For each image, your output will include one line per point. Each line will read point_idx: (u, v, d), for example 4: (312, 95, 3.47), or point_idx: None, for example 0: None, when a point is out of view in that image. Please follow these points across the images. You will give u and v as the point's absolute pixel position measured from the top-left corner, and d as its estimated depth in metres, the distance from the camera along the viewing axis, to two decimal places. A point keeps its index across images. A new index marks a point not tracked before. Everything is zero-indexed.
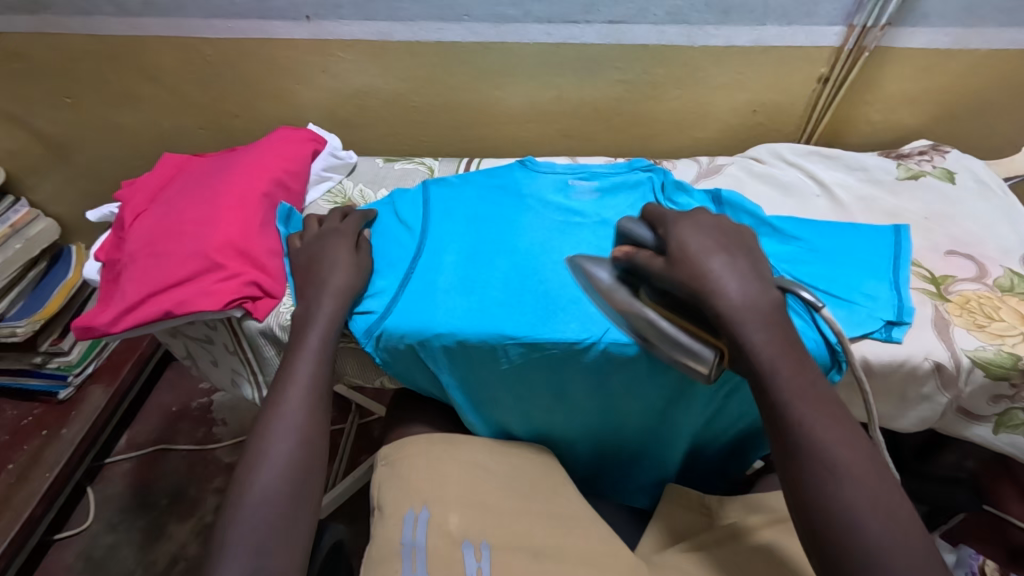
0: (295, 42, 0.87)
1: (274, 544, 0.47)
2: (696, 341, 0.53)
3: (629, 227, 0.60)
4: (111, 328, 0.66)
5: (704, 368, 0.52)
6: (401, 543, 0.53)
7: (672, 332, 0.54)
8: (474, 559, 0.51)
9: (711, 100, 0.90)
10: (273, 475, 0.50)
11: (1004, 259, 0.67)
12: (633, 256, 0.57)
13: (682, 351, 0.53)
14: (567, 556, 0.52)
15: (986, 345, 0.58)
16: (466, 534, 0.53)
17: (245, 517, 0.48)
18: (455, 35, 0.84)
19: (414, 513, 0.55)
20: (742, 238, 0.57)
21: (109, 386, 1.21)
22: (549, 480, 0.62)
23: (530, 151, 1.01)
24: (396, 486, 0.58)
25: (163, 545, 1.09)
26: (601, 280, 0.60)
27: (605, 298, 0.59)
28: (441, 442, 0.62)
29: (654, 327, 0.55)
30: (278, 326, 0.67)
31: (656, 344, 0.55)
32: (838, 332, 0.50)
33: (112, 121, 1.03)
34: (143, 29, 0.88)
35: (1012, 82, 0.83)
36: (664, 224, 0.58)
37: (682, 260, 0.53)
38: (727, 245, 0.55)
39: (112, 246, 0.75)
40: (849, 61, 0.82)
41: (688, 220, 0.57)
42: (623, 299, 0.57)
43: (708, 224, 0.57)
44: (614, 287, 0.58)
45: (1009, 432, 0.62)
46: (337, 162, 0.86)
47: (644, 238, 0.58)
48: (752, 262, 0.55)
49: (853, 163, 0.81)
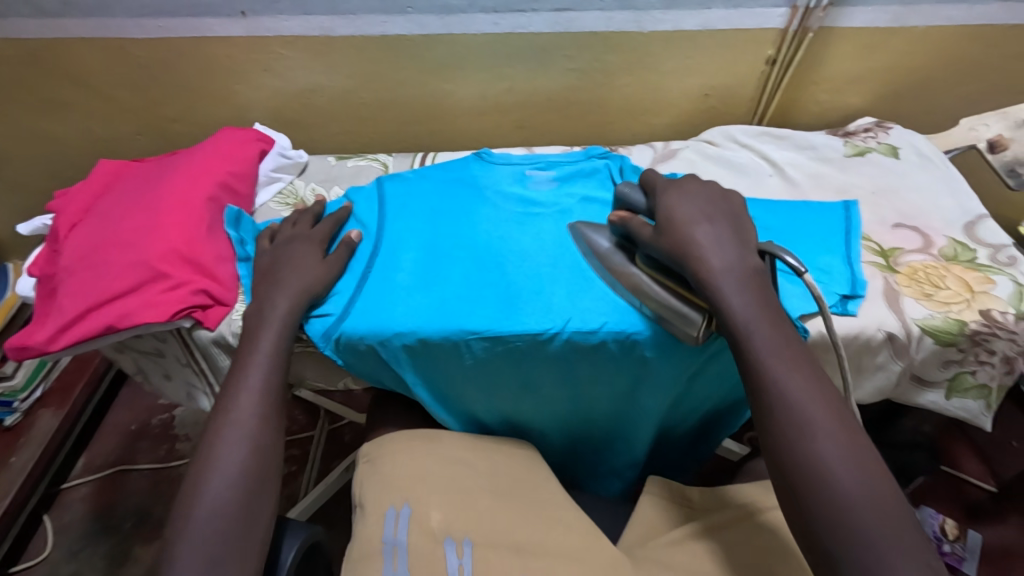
0: (232, 40, 0.84)
1: (231, 555, 0.45)
2: (682, 303, 0.55)
3: (627, 194, 0.63)
4: (49, 347, 0.63)
5: (692, 330, 0.54)
6: (383, 541, 0.51)
7: (662, 296, 0.56)
8: (455, 555, 0.50)
9: (663, 86, 0.90)
10: (223, 486, 0.48)
11: (948, 229, 0.69)
12: (625, 221, 0.59)
13: (670, 313, 0.55)
14: (548, 553, 0.52)
15: (934, 313, 0.60)
16: (448, 530, 0.52)
17: (197, 532, 0.46)
18: (400, 28, 0.82)
19: (396, 509, 0.54)
20: (729, 205, 0.58)
21: (60, 409, 1.15)
22: (532, 475, 0.61)
23: (485, 144, 1.00)
24: (376, 483, 0.57)
25: (128, 569, 1.05)
26: (599, 247, 0.62)
27: (603, 262, 0.61)
28: (421, 436, 0.61)
29: (646, 291, 0.57)
30: (231, 334, 0.64)
31: (647, 306, 0.57)
32: (819, 296, 0.50)
33: (41, 130, 0.98)
34: (66, 31, 0.83)
35: (948, 59, 0.86)
36: (655, 193, 0.60)
37: (669, 229, 0.55)
38: (713, 212, 0.57)
39: (46, 260, 0.71)
40: (795, 42, 0.83)
41: (676, 188, 0.59)
42: (618, 265, 0.60)
43: (695, 193, 0.59)
44: (612, 252, 0.61)
45: (961, 397, 0.65)
46: (286, 162, 0.83)
47: (638, 205, 0.61)
48: (735, 229, 0.56)
49: (801, 142, 0.82)
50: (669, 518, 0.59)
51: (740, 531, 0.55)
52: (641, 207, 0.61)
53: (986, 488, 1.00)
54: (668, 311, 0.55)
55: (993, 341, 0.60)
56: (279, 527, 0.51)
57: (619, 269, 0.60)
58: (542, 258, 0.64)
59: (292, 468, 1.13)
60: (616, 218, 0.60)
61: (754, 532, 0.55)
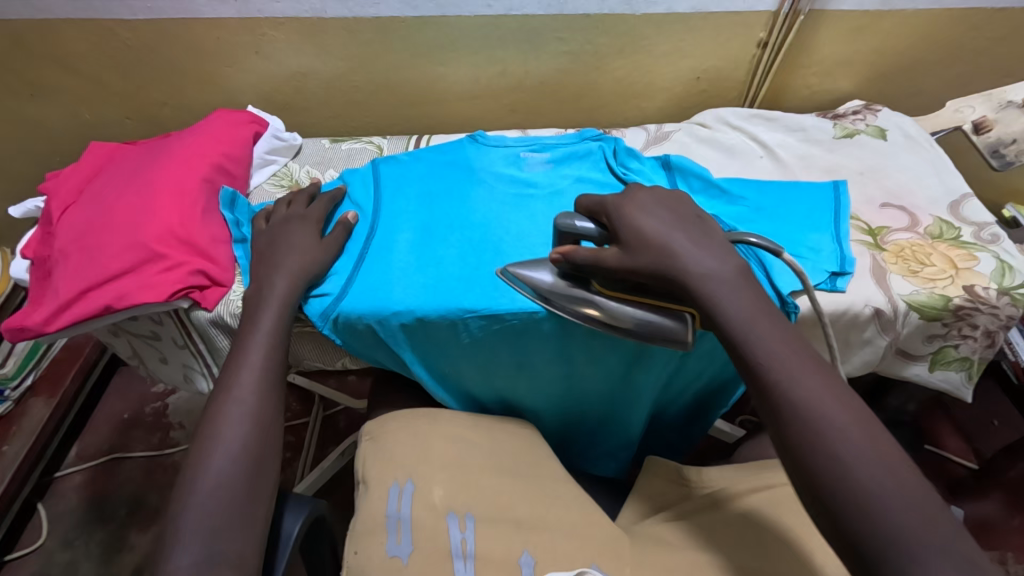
0: (222, 22, 0.83)
1: (233, 527, 0.46)
2: (663, 317, 0.52)
3: (566, 223, 0.55)
4: (45, 329, 0.63)
5: (682, 336, 0.52)
6: (386, 515, 0.52)
7: (641, 314, 0.52)
8: (458, 529, 0.51)
9: (655, 69, 0.91)
10: (225, 458, 0.49)
11: (934, 208, 0.71)
12: (574, 255, 0.53)
13: (659, 330, 0.52)
14: (549, 528, 0.52)
15: (919, 289, 0.62)
16: (450, 505, 0.53)
17: (198, 503, 0.46)
18: (392, 10, 0.81)
19: (399, 486, 0.54)
20: (686, 210, 0.57)
21: (52, 398, 1.14)
22: (533, 454, 0.62)
23: (478, 128, 1.00)
24: (380, 460, 0.57)
25: (124, 557, 1.05)
26: (545, 282, 0.56)
27: (556, 300, 0.55)
28: (424, 415, 0.62)
29: (626, 319, 0.53)
30: (229, 314, 0.65)
31: (629, 330, 0.53)
32: (800, 273, 0.52)
33: (29, 114, 0.96)
34: (49, 12, 0.82)
35: (935, 42, 0.87)
36: (607, 211, 0.56)
37: (641, 245, 0.52)
38: (679, 221, 0.55)
39: (39, 242, 0.71)
40: (786, 24, 0.84)
41: (630, 202, 0.55)
42: (578, 301, 0.54)
43: (651, 204, 0.56)
44: (565, 288, 0.55)
45: (943, 369, 0.67)
46: (280, 144, 0.83)
47: (588, 230, 0.55)
48: (702, 232, 0.54)
49: (792, 124, 0.83)
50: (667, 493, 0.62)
51: (749, 504, 0.55)
52: (591, 233, 0.55)
53: (967, 465, 1.03)
54: (654, 327, 0.52)
55: (976, 315, 0.62)
56: (280, 500, 0.51)
57: (580, 304, 0.54)
58: (538, 239, 0.65)
59: (288, 454, 1.14)
60: (559, 255, 0.54)
61: (760, 506, 0.54)
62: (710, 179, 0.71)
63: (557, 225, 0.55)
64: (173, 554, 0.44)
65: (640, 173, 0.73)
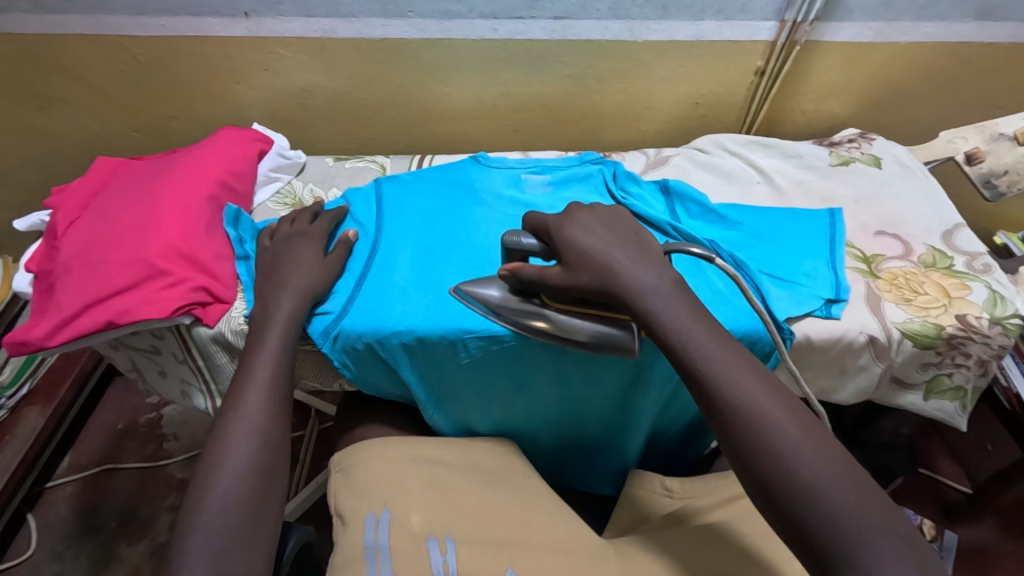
0: (232, 39, 0.84)
1: (239, 543, 0.46)
2: (608, 327, 0.55)
3: (512, 239, 0.58)
4: (46, 342, 0.63)
5: (626, 345, 0.54)
6: (364, 545, 0.52)
7: (587, 326, 0.55)
8: (439, 553, 0.51)
9: (656, 94, 0.92)
10: (233, 476, 0.49)
11: (927, 237, 0.72)
12: (519, 272, 0.56)
13: (603, 341, 0.55)
14: (531, 547, 0.52)
15: (913, 317, 0.63)
16: (430, 529, 0.53)
17: (205, 521, 0.46)
18: (400, 32, 0.83)
19: (375, 515, 0.54)
20: (624, 226, 0.58)
21: (47, 407, 1.14)
22: (510, 471, 0.62)
23: (481, 146, 1.02)
24: (352, 492, 0.57)
25: (114, 569, 1.04)
26: (494, 297, 0.58)
27: (506, 312, 0.58)
28: (395, 442, 0.61)
29: (568, 328, 0.55)
30: (230, 331, 0.65)
31: (576, 341, 0.56)
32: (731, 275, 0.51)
33: (37, 124, 0.97)
34: (65, 27, 0.83)
35: (929, 74, 0.89)
36: (548, 231, 0.57)
37: (581, 263, 0.53)
38: (618, 239, 0.56)
39: (43, 256, 0.72)
40: (783, 54, 0.86)
41: (570, 222, 0.57)
42: (530, 314, 0.57)
43: (593, 223, 0.57)
44: (512, 300, 0.58)
45: (938, 398, 0.67)
46: (284, 162, 0.84)
47: (531, 247, 0.58)
48: (641, 250, 0.55)
49: (788, 150, 0.85)
50: (652, 504, 0.60)
51: (728, 515, 0.56)
52: (536, 250, 0.58)
53: (962, 489, 1.04)
54: (600, 337, 0.55)
55: (969, 344, 0.63)
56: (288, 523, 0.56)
57: (531, 317, 0.56)
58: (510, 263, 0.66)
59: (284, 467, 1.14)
60: (507, 270, 0.57)
61: (738, 517, 0.55)
62: (708, 204, 0.72)
63: (504, 241, 0.58)
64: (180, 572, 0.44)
65: (641, 197, 0.74)
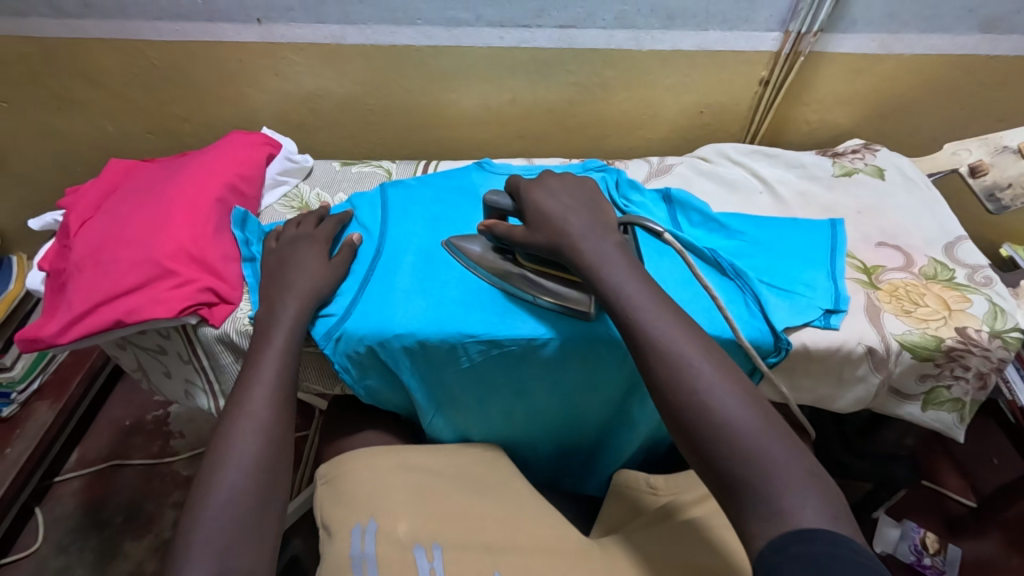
0: (245, 44, 0.86)
1: (245, 538, 0.47)
2: (570, 288, 0.59)
3: (493, 198, 0.64)
4: (57, 339, 0.65)
5: (580, 306, 0.58)
6: (350, 556, 0.53)
7: (549, 285, 0.60)
8: (425, 559, 0.52)
9: (660, 102, 0.93)
10: (238, 471, 0.50)
11: (928, 249, 0.72)
12: (492, 228, 0.62)
13: (561, 300, 0.59)
14: (518, 549, 0.53)
15: (912, 329, 0.63)
16: (415, 538, 0.53)
17: (209, 516, 0.47)
18: (408, 39, 0.84)
19: (361, 525, 0.55)
20: (586, 193, 0.60)
21: (57, 402, 1.16)
22: (494, 476, 0.62)
23: (486, 152, 1.03)
24: (338, 503, 0.58)
25: (118, 564, 1.06)
26: (476, 253, 0.65)
27: (482, 267, 0.64)
28: (383, 452, 0.62)
29: (535, 287, 0.61)
30: (235, 332, 0.66)
31: (539, 300, 0.60)
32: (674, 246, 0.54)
33: (54, 125, 0.99)
34: (83, 31, 0.85)
35: (933, 86, 0.89)
36: (519, 192, 0.62)
37: (541, 223, 0.57)
38: (577, 204, 0.58)
39: (56, 255, 0.73)
40: (787, 64, 0.86)
41: (539, 186, 0.61)
42: (504, 268, 0.63)
43: (559, 189, 0.60)
44: (491, 256, 0.64)
45: (936, 409, 0.67)
46: (291, 166, 0.85)
47: (505, 206, 0.62)
48: (596, 217, 0.57)
49: (792, 161, 0.85)
50: (635, 504, 0.60)
51: (706, 510, 0.56)
52: (510, 210, 0.62)
53: (966, 503, 1.03)
54: (559, 296, 0.59)
55: (968, 357, 0.62)
56: None
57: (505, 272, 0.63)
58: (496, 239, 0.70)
59: None
60: (484, 227, 0.62)
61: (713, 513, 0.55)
62: (709, 213, 0.73)
63: (485, 200, 0.64)
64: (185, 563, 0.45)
65: (643, 205, 0.75)
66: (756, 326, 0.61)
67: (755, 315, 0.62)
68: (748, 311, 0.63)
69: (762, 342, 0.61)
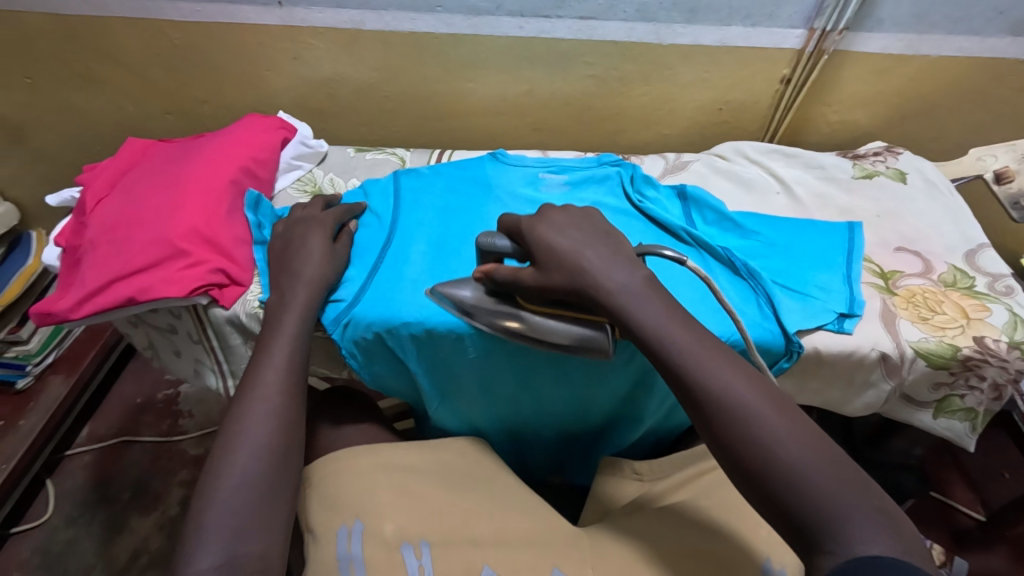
0: (264, 27, 0.86)
1: (254, 518, 0.48)
2: (583, 326, 0.54)
3: (486, 241, 0.58)
4: (70, 315, 0.65)
5: (601, 345, 0.53)
6: (338, 558, 0.51)
7: (562, 326, 0.55)
8: (414, 557, 0.50)
9: (679, 98, 0.92)
10: (248, 453, 0.50)
11: (948, 256, 0.71)
12: (492, 274, 0.56)
13: (578, 340, 0.54)
14: (517, 544, 0.53)
15: (929, 336, 0.62)
16: (403, 537, 0.52)
17: (218, 496, 0.48)
18: (427, 26, 0.84)
19: (348, 526, 0.53)
20: (597, 226, 0.57)
21: (70, 377, 1.18)
22: (481, 470, 0.63)
23: (500, 143, 1.02)
24: (323, 506, 0.56)
25: (125, 539, 1.07)
26: (467, 299, 0.59)
27: (479, 314, 0.58)
28: (368, 451, 0.61)
29: (546, 329, 0.55)
30: (245, 314, 0.67)
31: (552, 342, 0.55)
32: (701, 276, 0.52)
33: (75, 103, 1.00)
34: (106, 10, 0.86)
35: (960, 89, 0.87)
36: (521, 232, 0.57)
37: (554, 264, 0.53)
38: (588, 239, 0.55)
39: (72, 231, 0.74)
40: (810, 62, 0.85)
41: (542, 223, 0.56)
42: (504, 317, 0.57)
43: (565, 224, 0.56)
44: (486, 302, 0.58)
45: (948, 417, 0.66)
46: (306, 151, 0.85)
47: (504, 249, 0.57)
48: (613, 250, 0.54)
49: (811, 162, 0.84)
50: (622, 491, 0.63)
51: (683, 496, 0.58)
52: (509, 251, 0.57)
53: (974, 516, 1.01)
54: (576, 337, 0.54)
55: (985, 366, 0.61)
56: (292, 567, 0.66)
57: (505, 319, 0.56)
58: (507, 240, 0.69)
59: None
60: (482, 272, 0.57)
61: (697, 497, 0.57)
62: (724, 212, 0.72)
63: (479, 243, 0.58)
64: (194, 543, 0.45)
65: (657, 201, 0.74)
66: (768, 327, 0.61)
67: (767, 317, 0.61)
68: (760, 311, 0.62)
69: (772, 343, 0.60)
